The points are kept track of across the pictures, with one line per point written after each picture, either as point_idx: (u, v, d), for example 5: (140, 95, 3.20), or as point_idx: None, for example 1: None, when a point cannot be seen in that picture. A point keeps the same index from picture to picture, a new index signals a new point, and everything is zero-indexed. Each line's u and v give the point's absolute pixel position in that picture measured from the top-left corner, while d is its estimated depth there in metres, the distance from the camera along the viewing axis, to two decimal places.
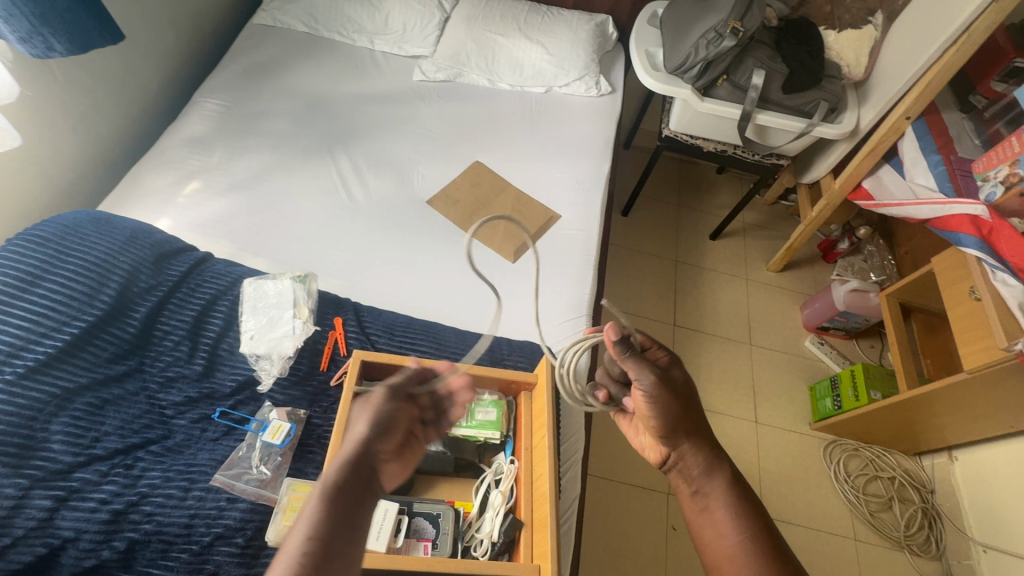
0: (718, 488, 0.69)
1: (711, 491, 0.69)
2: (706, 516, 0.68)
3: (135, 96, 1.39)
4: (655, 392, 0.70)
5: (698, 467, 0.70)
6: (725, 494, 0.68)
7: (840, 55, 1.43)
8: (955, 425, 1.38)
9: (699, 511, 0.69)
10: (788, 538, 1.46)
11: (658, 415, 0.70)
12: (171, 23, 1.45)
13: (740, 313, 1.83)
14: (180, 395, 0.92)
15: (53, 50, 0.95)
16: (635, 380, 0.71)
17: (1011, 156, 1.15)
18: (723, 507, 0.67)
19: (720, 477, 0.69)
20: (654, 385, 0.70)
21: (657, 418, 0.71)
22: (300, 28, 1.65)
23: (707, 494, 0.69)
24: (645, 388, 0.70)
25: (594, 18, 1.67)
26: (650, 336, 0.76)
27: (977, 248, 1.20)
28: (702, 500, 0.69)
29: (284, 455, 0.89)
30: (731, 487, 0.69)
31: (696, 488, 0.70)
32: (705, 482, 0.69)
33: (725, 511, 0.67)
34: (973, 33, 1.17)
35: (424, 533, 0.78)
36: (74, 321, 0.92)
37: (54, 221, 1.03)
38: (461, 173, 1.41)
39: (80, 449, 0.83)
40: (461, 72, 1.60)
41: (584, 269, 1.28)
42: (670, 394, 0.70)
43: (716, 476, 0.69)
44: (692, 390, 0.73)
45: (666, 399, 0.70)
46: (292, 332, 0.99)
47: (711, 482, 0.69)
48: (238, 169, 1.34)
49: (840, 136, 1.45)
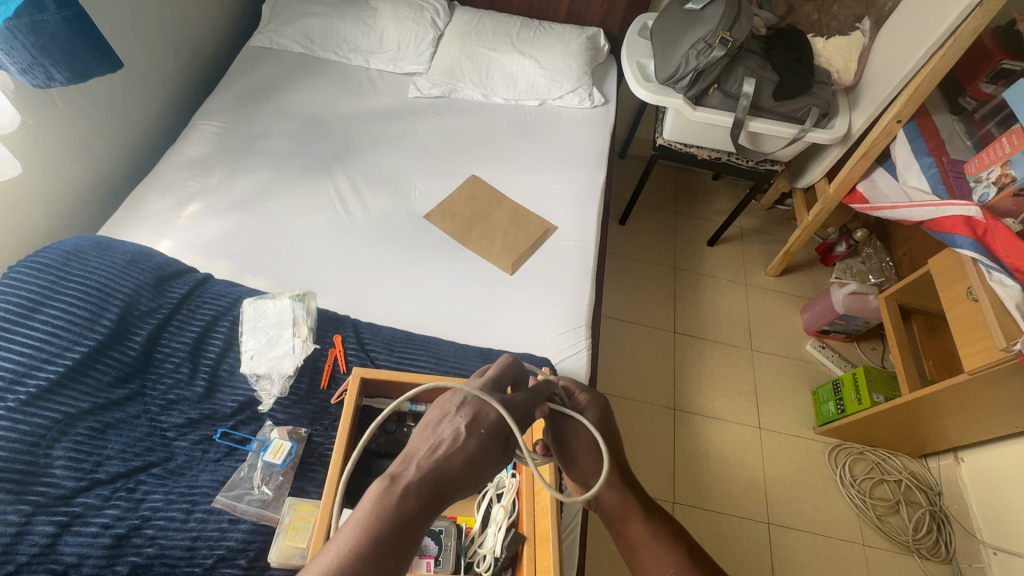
0: (637, 526, 0.63)
1: (632, 532, 0.63)
2: (635, 561, 0.62)
3: (134, 122, 1.41)
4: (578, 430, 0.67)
5: (614, 506, 0.65)
6: (645, 529, 0.63)
7: (829, 62, 1.45)
8: (961, 427, 1.37)
9: (628, 556, 0.63)
10: (794, 544, 1.45)
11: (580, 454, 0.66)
12: (170, 49, 1.47)
13: (740, 318, 1.83)
14: (182, 417, 0.93)
15: (53, 80, 0.96)
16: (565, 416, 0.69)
17: (1003, 157, 1.16)
18: (647, 546, 0.62)
19: (635, 512, 0.64)
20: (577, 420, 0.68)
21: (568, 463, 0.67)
22: (296, 49, 1.67)
23: (628, 536, 0.63)
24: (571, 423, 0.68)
25: (585, 31, 1.69)
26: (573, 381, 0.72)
27: (972, 249, 1.21)
28: (626, 543, 0.64)
29: (285, 474, 0.89)
30: (651, 520, 0.64)
31: (618, 531, 0.64)
32: (622, 524, 0.64)
33: (651, 550, 0.62)
34: (959, 37, 1.18)
35: (426, 550, 0.78)
36: (76, 346, 0.93)
37: (56, 247, 1.04)
38: (458, 187, 1.43)
39: (82, 474, 0.83)
40: (455, 87, 1.62)
41: (582, 278, 1.29)
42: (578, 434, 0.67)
43: (632, 515, 0.64)
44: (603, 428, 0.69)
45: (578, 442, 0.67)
46: (293, 351, 1.00)
47: (629, 521, 0.64)
48: (238, 188, 1.35)
49: (832, 141, 1.46)
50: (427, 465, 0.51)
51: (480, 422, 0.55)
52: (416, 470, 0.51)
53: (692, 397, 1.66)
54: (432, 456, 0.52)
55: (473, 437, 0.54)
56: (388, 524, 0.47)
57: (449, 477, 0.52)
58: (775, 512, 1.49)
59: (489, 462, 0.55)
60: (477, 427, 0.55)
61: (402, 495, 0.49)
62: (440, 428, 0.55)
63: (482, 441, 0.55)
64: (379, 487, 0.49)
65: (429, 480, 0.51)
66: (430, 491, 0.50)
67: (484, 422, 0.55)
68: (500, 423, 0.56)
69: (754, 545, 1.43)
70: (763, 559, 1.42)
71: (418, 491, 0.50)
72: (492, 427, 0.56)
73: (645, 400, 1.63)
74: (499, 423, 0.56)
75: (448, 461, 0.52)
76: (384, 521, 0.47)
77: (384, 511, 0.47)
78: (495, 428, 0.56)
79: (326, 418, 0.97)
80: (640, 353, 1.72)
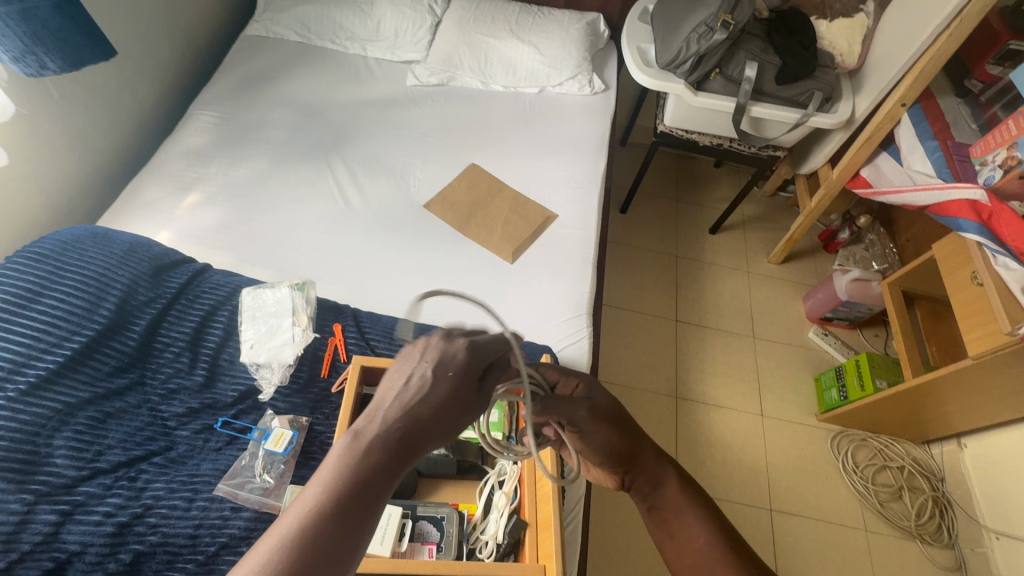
0: (672, 492, 0.63)
1: (667, 499, 0.63)
2: (668, 531, 0.62)
3: (131, 113, 1.40)
4: (588, 427, 0.64)
5: (650, 478, 0.65)
6: (679, 496, 0.63)
7: (833, 45, 1.43)
8: (963, 412, 1.37)
9: (660, 526, 0.63)
10: (797, 531, 1.45)
11: (598, 448, 0.65)
12: (165, 37, 1.46)
13: (743, 305, 1.82)
14: (182, 406, 0.93)
15: (46, 68, 0.96)
16: (567, 423, 0.65)
17: (1010, 139, 1.14)
18: (682, 512, 0.62)
19: (669, 478, 0.64)
20: (587, 420, 0.64)
21: (598, 452, 0.65)
22: (293, 38, 1.66)
23: (661, 505, 0.63)
24: (578, 425, 0.64)
25: (585, 16, 1.67)
26: (559, 368, 0.68)
27: (977, 233, 1.18)
28: (660, 514, 0.63)
29: (287, 462, 0.89)
30: (685, 489, 0.63)
31: (651, 504, 0.64)
32: (654, 493, 0.64)
33: (687, 517, 0.61)
34: (965, 18, 1.16)
35: (428, 537, 0.78)
36: (74, 336, 0.93)
37: (53, 237, 1.04)
38: (458, 175, 1.42)
39: (83, 463, 0.83)
40: (454, 75, 1.60)
41: (584, 267, 1.28)
42: (597, 422, 0.64)
43: (666, 481, 0.64)
44: (624, 409, 0.68)
45: (606, 433, 0.65)
46: (292, 340, 1.00)
47: (663, 492, 0.64)
48: (236, 178, 1.35)
49: (835, 125, 1.44)
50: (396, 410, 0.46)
51: (450, 362, 0.48)
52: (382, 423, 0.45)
53: (693, 384, 1.66)
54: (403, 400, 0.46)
55: (444, 378, 0.48)
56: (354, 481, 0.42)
57: (422, 422, 0.46)
58: (777, 499, 1.49)
59: (464, 408, 0.48)
60: (448, 372, 0.48)
61: (370, 444, 0.44)
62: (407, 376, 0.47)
63: (452, 386, 0.48)
64: (343, 443, 0.43)
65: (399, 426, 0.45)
66: (405, 442, 0.45)
67: (452, 362, 0.49)
68: (470, 366, 0.49)
69: (757, 531, 1.43)
70: (766, 544, 1.42)
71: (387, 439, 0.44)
72: (462, 366, 0.49)
73: (646, 388, 1.63)
74: (471, 362, 0.50)
75: (418, 404, 0.46)
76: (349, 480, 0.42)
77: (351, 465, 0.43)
78: (467, 366, 0.49)
79: (326, 407, 0.97)
80: (641, 342, 1.72)
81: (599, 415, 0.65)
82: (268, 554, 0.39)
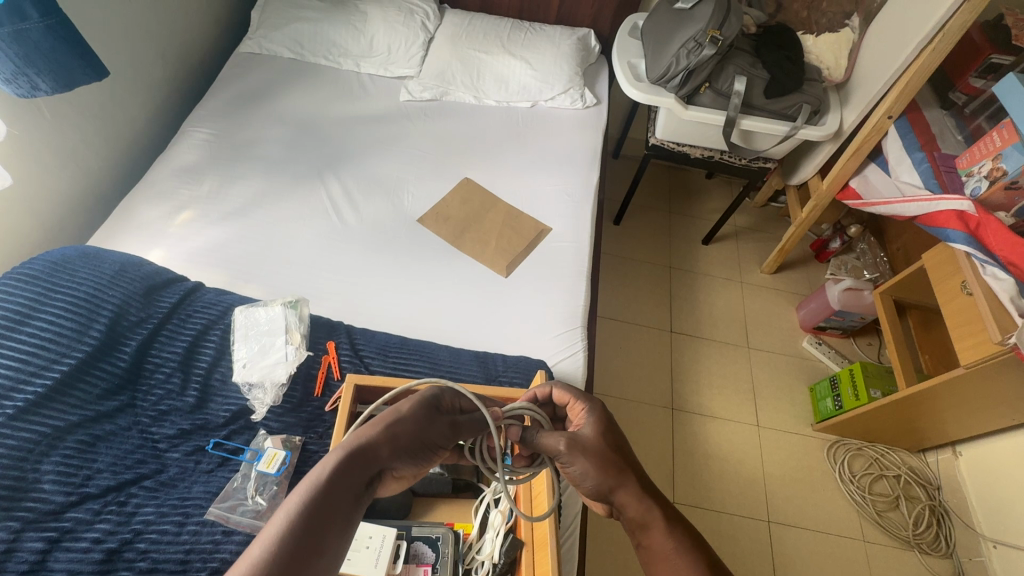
0: (658, 535, 0.57)
1: (653, 540, 0.58)
2: (653, 572, 0.57)
3: (124, 131, 1.41)
4: (569, 460, 0.62)
5: (635, 515, 0.59)
6: (665, 540, 0.57)
7: (819, 58, 1.46)
8: (957, 420, 1.37)
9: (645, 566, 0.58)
10: (797, 543, 1.44)
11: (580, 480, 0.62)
12: (158, 56, 1.47)
13: (736, 315, 1.83)
14: (174, 428, 0.92)
15: (38, 89, 0.96)
16: (551, 453, 0.64)
17: (994, 151, 1.16)
18: (667, 556, 0.56)
19: (656, 519, 0.58)
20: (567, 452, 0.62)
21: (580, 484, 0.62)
22: (286, 54, 1.66)
23: (645, 545, 0.58)
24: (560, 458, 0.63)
25: (576, 32, 1.69)
26: (564, 392, 0.71)
27: (965, 243, 1.20)
28: (645, 554, 0.58)
29: (279, 484, 0.88)
30: (672, 531, 0.58)
31: (638, 541, 0.59)
32: (641, 532, 0.59)
33: (670, 562, 0.56)
34: (947, 33, 1.18)
35: (423, 558, 0.77)
36: (65, 358, 0.92)
37: (42, 258, 1.03)
38: (451, 190, 1.42)
39: (72, 488, 0.82)
40: (447, 90, 1.61)
41: (578, 280, 1.28)
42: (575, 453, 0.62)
43: (654, 523, 0.58)
44: (606, 440, 0.64)
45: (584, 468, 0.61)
46: (285, 359, 0.99)
47: (648, 532, 0.58)
48: (231, 195, 1.35)
49: (824, 138, 1.46)
50: (383, 420, 0.57)
51: (418, 394, 0.62)
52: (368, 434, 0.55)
53: (689, 396, 1.65)
54: (385, 416, 0.58)
55: (417, 403, 0.61)
56: (345, 469, 0.51)
57: (402, 433, 0.57)
58: (775, 510, 1.48)
59: (429, 434, 0.59)
60: (416, 403, 0.60)
61: (362, 445, 0.54)
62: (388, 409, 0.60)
63: (420, 415, 0.60)
64: (337, 452, 0.52)
65: (385, 433, 0.56)
66: (386, 446, 0.55)
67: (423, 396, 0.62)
68: (433, 404, 0.62)
69: (755, 543, 1.43)
70: (764, 557, 1.41)
71: (371, 440, 0.55)
72: (427, 396, 0.62)
73: (642, 401, 1.63)
74: (435, 395, 0.63)
75: (398, 418, 0.58)
76: (343, 465, 0.51)
77: (345, 460, 0.52)
78: (431, 396, 0.63)
79: (320, 425, 0.96)
80: (635, 354, 1.72)
81: (580, 446, 0.62)
82: (275, 528, 0.45)
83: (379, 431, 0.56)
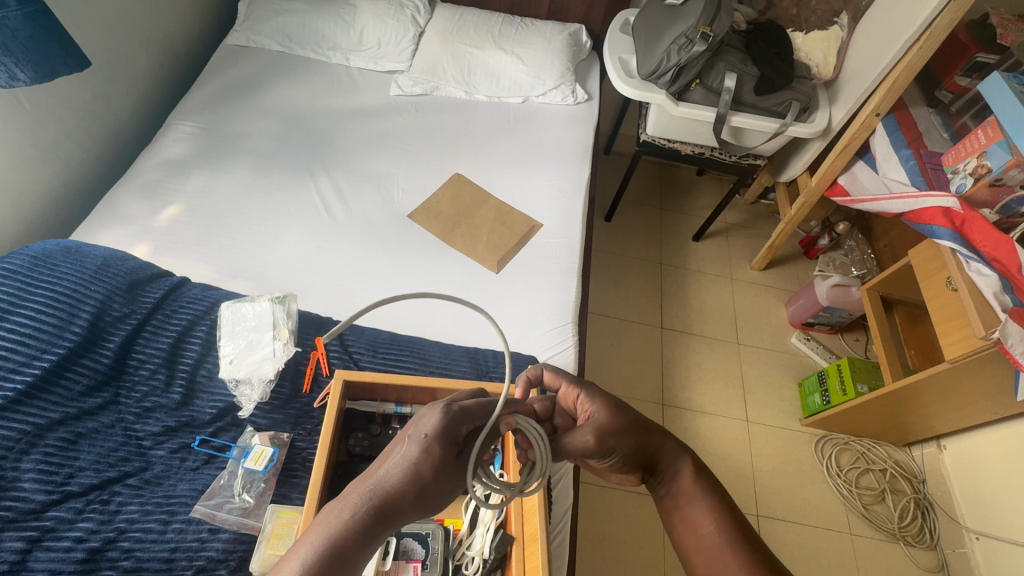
0: (684, 482, 0.67)
1: (679, 488, 0.67)
2: (681, 516, 0.65)
3: (106, 123, 1.38)
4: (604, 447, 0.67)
5: (665, 468, 0.69)
6: (691, 485, 0.66)
7: (807, 56, 1.45)
8: (941, 414, 1.39)
9: (671, 510, 0.67)
10: (785, 536, 1.46)
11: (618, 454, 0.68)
12: (142, 47, 1.44)
13: (726, 311, 1.84)
14: (158, 425, 0.91)
15: (16, 78, 0.93)
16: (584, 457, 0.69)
17: (978, 149, 1.17)
18: (691, 499, 0.65)
19: (684, 469, 0.68)
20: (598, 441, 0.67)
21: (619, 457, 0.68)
22: (275, 47, 1.64)
23: (675, 494, 0.67)
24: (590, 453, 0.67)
25: (568, 27, 1.69)
26: (556, 372, 0.74)
27: (951, 240, 1.21)
28: (672, 501, 0.67)
29: (267, 481, 0.87)
30: (697, 477, 0.67)
31: (666, 491, 0.68)
32: (670, 482, 0.68)
33: (698, 506, 0.65)
34: (935, 30, 1.19)
35: (413, 554, 0.76)
36: (46, 353, 0.90)
37: (22, 252, 1.02)
38: (442, 185, 1.41)
39: (53, 486, 0.81)
40: (438, 85, 1.60)
41: (568, 276, 1.28)
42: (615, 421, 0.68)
43: (681, 470, 0.68)
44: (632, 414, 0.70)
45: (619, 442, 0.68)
46: (272, 355, 0.97)
47: (676, 480, 0.67)
48: (217, 190, 1.32)
49: (812, 135, 1.47)
50: (396, 470, 0.50)
51: (435, 426, 0.54)
52: (381, 487, 0.49)
53: (680, 391, 1.66)
54: (399, 464, 0.51)
55: (439, 446, 0.53)
56: (356, 536, 0.46)
57: (419, 486, 0.50)
58: (763, 504, 1.50)
59: (446, 482, 0.53)
60: (436, 448, 0.52)
61: (375, 505, 0.48)
62: (405, 448, 0.52)
63: (440, 462, 0.52)
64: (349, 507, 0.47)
65: (401, 488, 0.49)
66: (401, 503, 0.49)
67: (442, 436, 0.54)
68: (452, 444, 0.54)
69: None
70: None
71: (387, 498, 0.49)
72: (446, 430, 0.54)
73: (634, 396, 1.63)
74: (450, 426, 0.55)
75: (417, 468, 0.51)
76: (352, 528, 0.46)
77: (358, 518, 0.47)
78: (448, 433, 0.54)
79: (309, 422, 0.95)
80: (625, 350, 1.72)
81: (608, 428, 0.67)
82: None
83: (393, 481, 0.49)
